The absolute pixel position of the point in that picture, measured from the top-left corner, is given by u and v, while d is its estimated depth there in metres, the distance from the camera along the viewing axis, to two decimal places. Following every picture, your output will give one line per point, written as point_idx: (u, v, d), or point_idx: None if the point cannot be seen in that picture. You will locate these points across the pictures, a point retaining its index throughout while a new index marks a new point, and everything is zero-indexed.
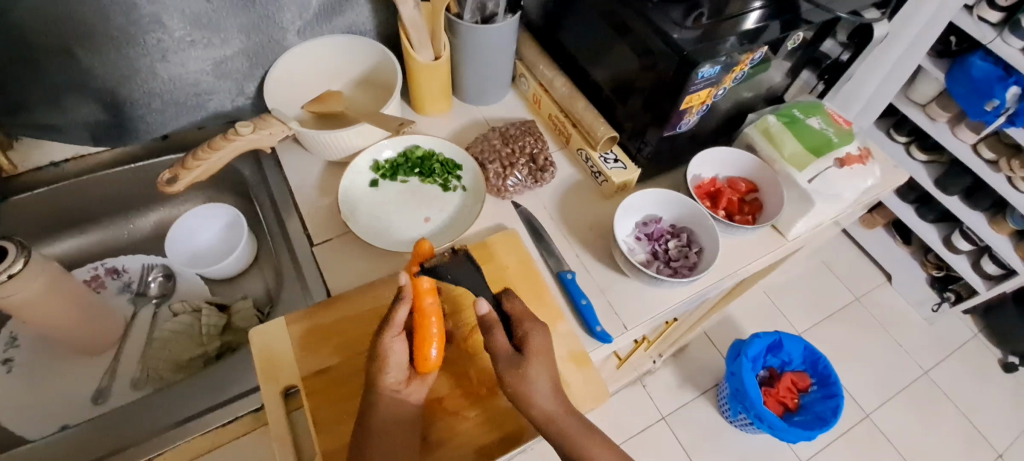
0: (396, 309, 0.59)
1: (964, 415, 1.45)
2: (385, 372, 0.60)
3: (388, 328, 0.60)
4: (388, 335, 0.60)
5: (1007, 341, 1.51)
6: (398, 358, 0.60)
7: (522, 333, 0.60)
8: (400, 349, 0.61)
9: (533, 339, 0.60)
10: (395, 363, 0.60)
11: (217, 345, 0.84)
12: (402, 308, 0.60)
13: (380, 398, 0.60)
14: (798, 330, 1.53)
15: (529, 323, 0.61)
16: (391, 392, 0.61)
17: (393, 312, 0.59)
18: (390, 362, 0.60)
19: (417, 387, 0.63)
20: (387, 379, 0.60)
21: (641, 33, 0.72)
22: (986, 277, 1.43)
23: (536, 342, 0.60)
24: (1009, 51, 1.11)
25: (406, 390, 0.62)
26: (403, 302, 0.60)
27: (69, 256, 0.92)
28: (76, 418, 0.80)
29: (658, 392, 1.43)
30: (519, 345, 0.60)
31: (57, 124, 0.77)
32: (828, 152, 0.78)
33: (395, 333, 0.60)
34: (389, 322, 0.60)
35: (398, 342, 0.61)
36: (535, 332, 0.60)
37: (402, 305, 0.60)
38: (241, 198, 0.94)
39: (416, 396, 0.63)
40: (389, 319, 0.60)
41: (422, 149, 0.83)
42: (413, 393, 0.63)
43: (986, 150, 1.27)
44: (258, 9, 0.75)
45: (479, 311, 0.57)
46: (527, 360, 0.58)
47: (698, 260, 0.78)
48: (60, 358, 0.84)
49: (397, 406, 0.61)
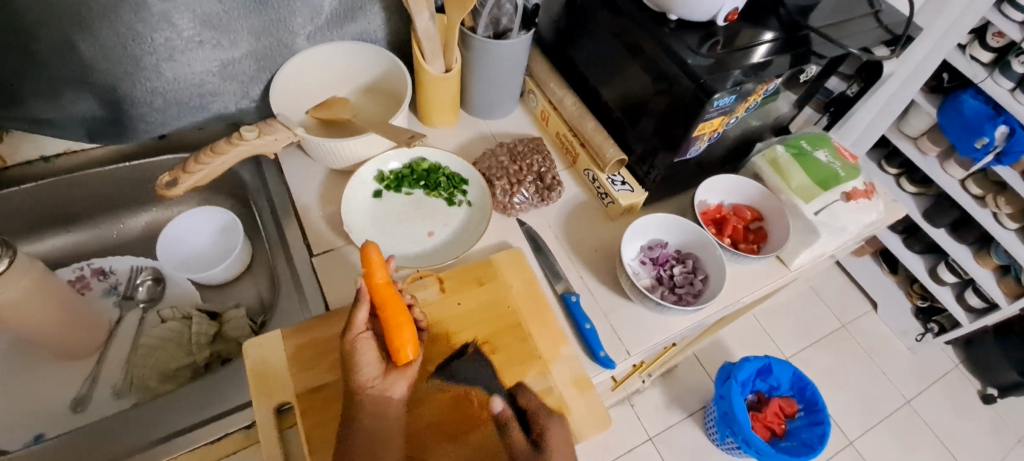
0: (356, 313, 0.59)
1: (943, 443, 1.47)
2: (357, 371, 0.58)
3: (352, 330, 0.59)
4: (354, 336, 0.59)
5: (986, 374, 1.54)
6: (369, 356, 0.59)
7: (540, 428, 0.65)
8: (369, 346, 0.59)
9: (551, 433, 0.65)
10: (366, 361, 0.58)
11: (206, 355, 0.81)
12: (361, 310, 0.59)
13: (360, 398, 0.58)
14: (785, 354, 1.54)
15: (545, 418, 0.66)
16: (370, 389, 0.58)
17: (354, 315, 0.59)
18: (361, 361, 0.58)
19: (397, 379, 0.59)
20: (362, 376, 0.58)
21: (655, 56, 0.72)
22: (969, 309, 1.47)
23: (554, 433, 0.65)
24: (1000, 91, 1.14)
25: (385, 384, 0.59)
26: (362, 304, 0.59)
27: (54, 254, 0.89)
28: (54, 426, 0.76)
29: (646, 412, 1.43)
30: (536, 439, 0.65)
31: (52, 119, 0.74)
32: (835, 186, 0.79)
33: (359, 334, 0.59)
34: (353, 327, 0.59)
35: (366, 340, 0.59)
36: (552, 425, 0.66)
37: (361, 306, 0.59)
38: (237, 202, 0.91)
39: (396, 391, 0.59)
40: (352, 323, 0.59)
41: (428, 162, 0.82)
42: (394, 387, 0.59)
43: (972, 185, 1.30)
44: (271, 13, 0.74)
45: (499, 418, 0.58)
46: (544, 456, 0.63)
47: (702, 287, 0.77)
48: (40, 362, 0.81)
49: (377, 403, 0.58)
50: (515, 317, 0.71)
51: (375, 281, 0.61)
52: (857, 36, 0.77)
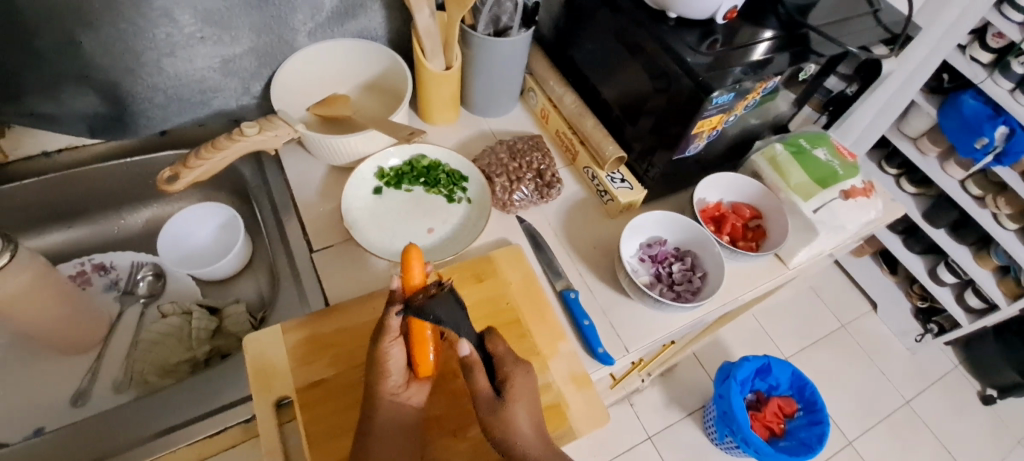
0: (389, 315, 0.56)
1: (943, 444, 1.47)
2: (385, 377, 0.58)
3: (385, 334, 0.56)
4: (387, 341, 0.56)
5: (986, 375, 1.54)
6: (398, 362, 0.58)
7: (503, 375, 0.56)
8: (400, 352, 0.58)
9: (516, 380, 0.55)
10: (395, 367, 0.58)
11: (206, 350, 0.81)
12: (394, 315, 0.56)
13: (381, 402, 0.58)
14: (785, 354, 1.54)
15: (511, 365, 0.56)
16: (391, 396, 0.59)
17: (387, 319, 0.56)
18: (390, 366, 0.57)
19: (417, 390, 0.61)
20: (387, 383, 0.58)
21: (654, 55, 0.73)
22: (968, 310, 1.47)
23: (519, 385, 0.55)
24: (998, 91, 1.14)
25: (406, 393, 0.60)
26: (395, 307, 0.56)
27: (56, 250, 0.90)
28: (55, 420, 0.77)
29: (645, 411, 1.43)
30: (499, 386, 0.55)
31: (54, 115, 0.74)
32: (833, 184, 0.79)
33: (393, 339, 0.57)
34: (386, 328, 0.56)
35: (397, 346, 0.57)
36: (518, 375, 0.56)
37: (395, 310, 0.56)
38: (238, 198, 0.92)
39: (415, 399, 0.61)
40: (385, 326, 0.56)
41: (428, 158, 0.82)
42: (413, 396, 0.60)
43: (972, 186, 1.30)
44: (272, 9, 0.74)
45: (461, 352, 0.53)
46: (506, 403, 0.54)
47: (701, 284, 0.77)
48: (41, 357, 0.81)
49: (397, 410, 0.59)
50: (514, 314, 0.72)
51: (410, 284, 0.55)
52: (855, 35, 0.77)
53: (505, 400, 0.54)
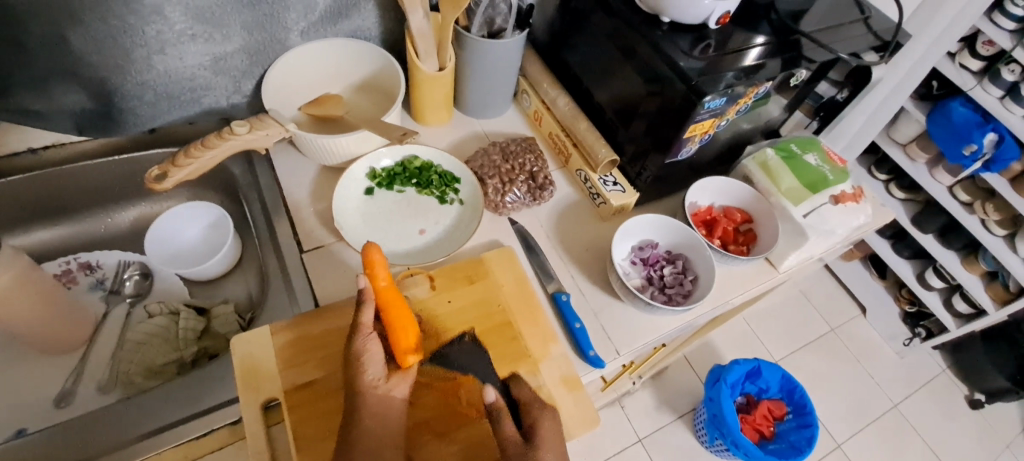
0: (362, 310, 0.60)
1: (930, 447, 1.48)
2: (362, 369, 0.57)
3: (359, 330, 0.59)
4: (361, 337, 0.59)
5: (973, 379, 1.55)
6: (376, 355, 0.59)
7: (531, 420, 0.56)
8: (376, 346, 0.59)
9: (543, 425, 0.56)
10: (373, 359, 0.58)
11: (193, 351, 0.81)
12: (367, 309, 0.60)
13: (364, 398, 0.56)
14: (775, 357, 1.55)
15: (539, 408, 0.57)
16: (373, 389, 0.57)
17: (359, 316, 0.60)
18: (367, 359, 0.58)
19: (399, 381, 0.59)
20: (367, 375, 0.57)
21: (648, 58, 0.73)
22: (956, 315, 1.49)
23: (548, 428, 0.55)
24: (987, 98, 1.15)
25: (388, 385, 0.58)
26: (367, 303, 0.60)
27: (41, 248, 0.88)
28: (38, 421, 0.76)
29: (635, 414, 1.43)
30: (527, 432, 0.55)
31: (41, 111, 0.73)
32: (823, 189, 0.80)
33: (367, 333, 0.59)
34: (358, 325, 0.59)
35: (373, 341, 0.59)
36: (547, 420, 0.56)
37: (367, 304, 0.60)
38: (228, 197, 0.91)
39: (399, 392, 0.58)
40: (358, 323, 0.59)
41: (420, 159, 0.82)
42: (396, 388, 0.59)
43: (961, 192, 1.32)
44: (265, 7, 0.74)
45: (486, 398, 0.52)
46: (536, 450, 0.53)
47: (692, 288, 0.78)
48: (25, 356, 0.80)
49: (380, 402, 0.57)
50: (505, 316, 0.71)
51: (377, 276, 0.63)
52: (844, 41, 0.78)
53: (535, 447, 0.53)
